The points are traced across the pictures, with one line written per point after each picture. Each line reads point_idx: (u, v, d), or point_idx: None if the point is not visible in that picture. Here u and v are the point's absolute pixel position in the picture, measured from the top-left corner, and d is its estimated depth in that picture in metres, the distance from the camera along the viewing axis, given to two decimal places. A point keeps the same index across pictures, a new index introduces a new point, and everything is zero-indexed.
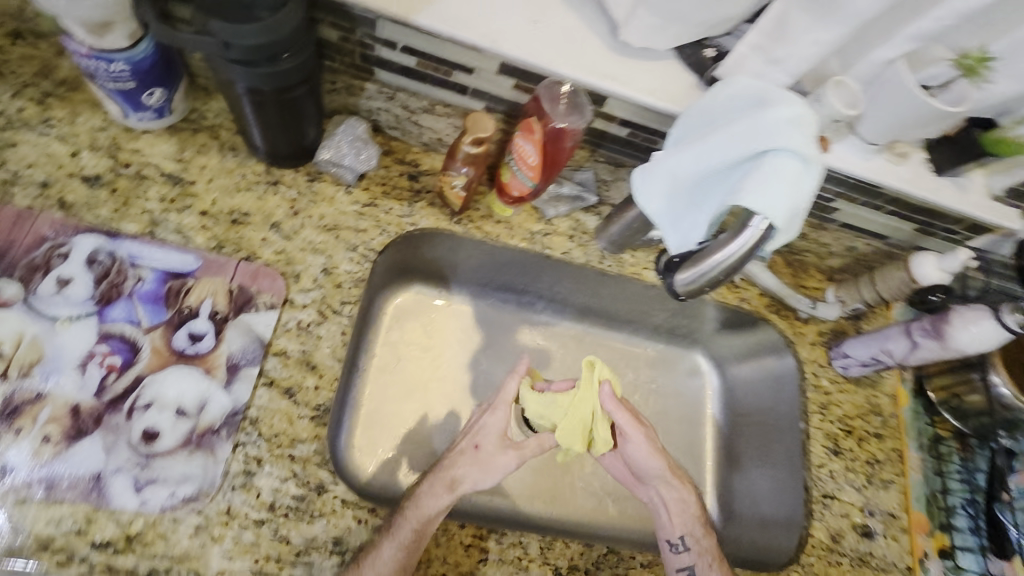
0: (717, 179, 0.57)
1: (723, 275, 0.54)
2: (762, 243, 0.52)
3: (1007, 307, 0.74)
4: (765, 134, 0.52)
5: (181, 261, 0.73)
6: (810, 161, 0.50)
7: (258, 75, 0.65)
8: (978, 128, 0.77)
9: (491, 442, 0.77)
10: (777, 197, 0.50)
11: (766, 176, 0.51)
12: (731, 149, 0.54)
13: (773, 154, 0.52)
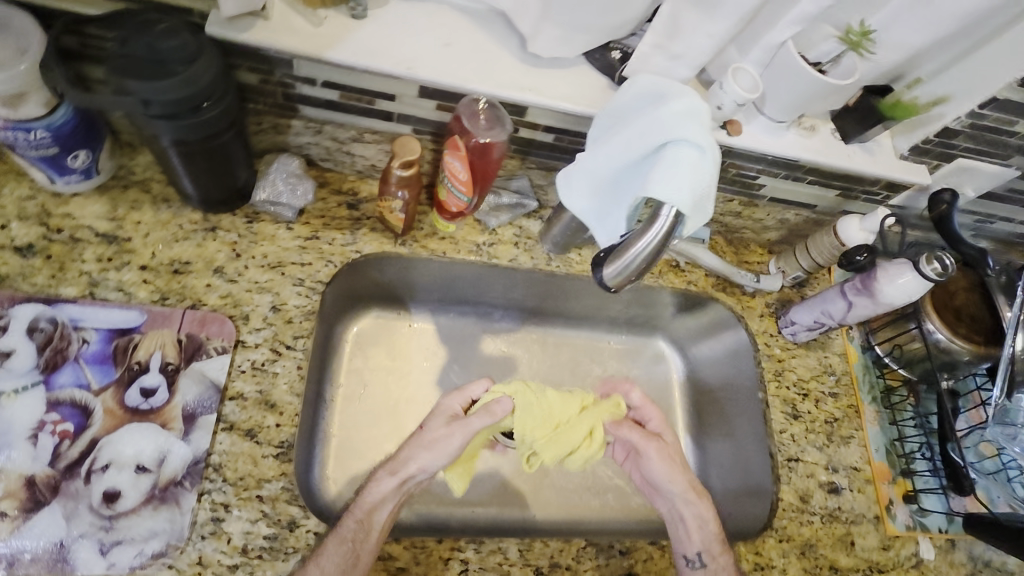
0: (629, 174, 0.60)
1: (646, 263, 0.56)
2: (676, 229, 0.55)
3: (925, 258, 0.80)
4: (662, 127, 0.55)
5: (125, 318, 0.73)
6: (706, 147, 0.53)
7: (184, 127, 0.64)
8: (874, 95, 0.81)
9: (437, 422, 0.78)
10: (680, 185, 0.53)
11: (668, 166, 0.54)
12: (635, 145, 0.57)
13: (672, 145, 0.55)
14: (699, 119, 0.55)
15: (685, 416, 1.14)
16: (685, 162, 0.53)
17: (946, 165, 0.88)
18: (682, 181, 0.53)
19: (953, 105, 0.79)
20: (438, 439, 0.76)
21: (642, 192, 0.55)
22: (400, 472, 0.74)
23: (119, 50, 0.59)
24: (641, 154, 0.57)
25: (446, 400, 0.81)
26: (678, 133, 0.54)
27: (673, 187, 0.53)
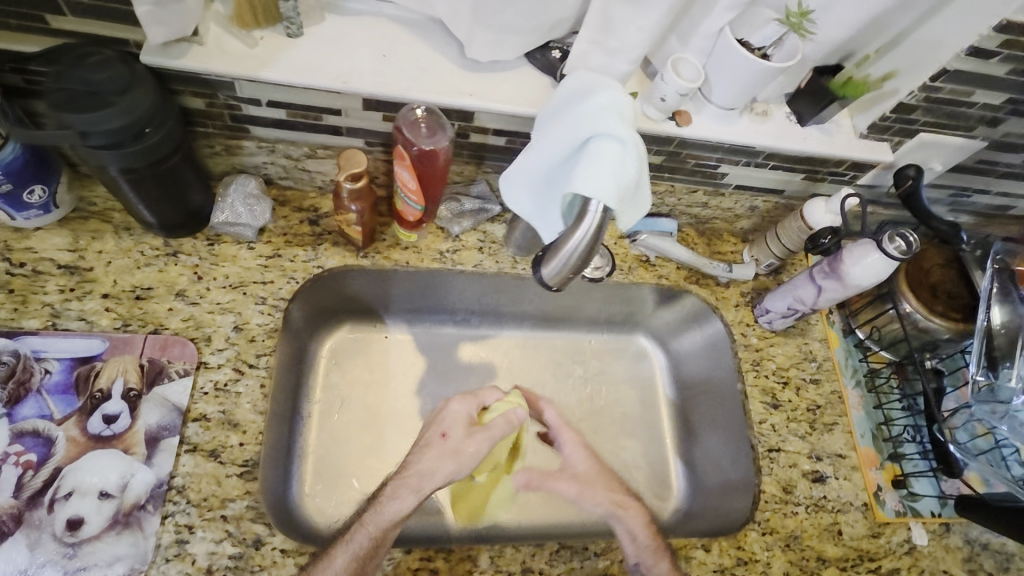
0: (559, 171, 0.59)
1: (581, 260, 0.56)
2: (606, 224, 0.55)
3: (887, 237, 0.78)
4: (585, 122, 0.55)
5: (87, 346, 0.74)
6: (628, 140, 0.53)
7: (130, 155, 0.64)
8: (825, 75, 0.80)
9: (457, 430, 0.78)
10: (604, 179, 0.52)
11: (591, 162, 0.53)
12: (561, 141, 0.57)
13: (596, 139, 0.54)
14: (621, 112, 0.55)
15: (671, 412, 1.13)
16: (607, 156, 0.53)
17: (909, 141, 0.86)
18: (606, 175, 0.52)
19: (906, 79, 0.78)
20: (463, 449, 0.76)
21: (568, 188, 0.54)
22: (420, 490, 0.72)
23: (54, 85, 0.60)
24: (567, 150, 0.56)
25: (457, 405, 0.81)
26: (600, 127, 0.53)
27: (597, 182, 0.52)
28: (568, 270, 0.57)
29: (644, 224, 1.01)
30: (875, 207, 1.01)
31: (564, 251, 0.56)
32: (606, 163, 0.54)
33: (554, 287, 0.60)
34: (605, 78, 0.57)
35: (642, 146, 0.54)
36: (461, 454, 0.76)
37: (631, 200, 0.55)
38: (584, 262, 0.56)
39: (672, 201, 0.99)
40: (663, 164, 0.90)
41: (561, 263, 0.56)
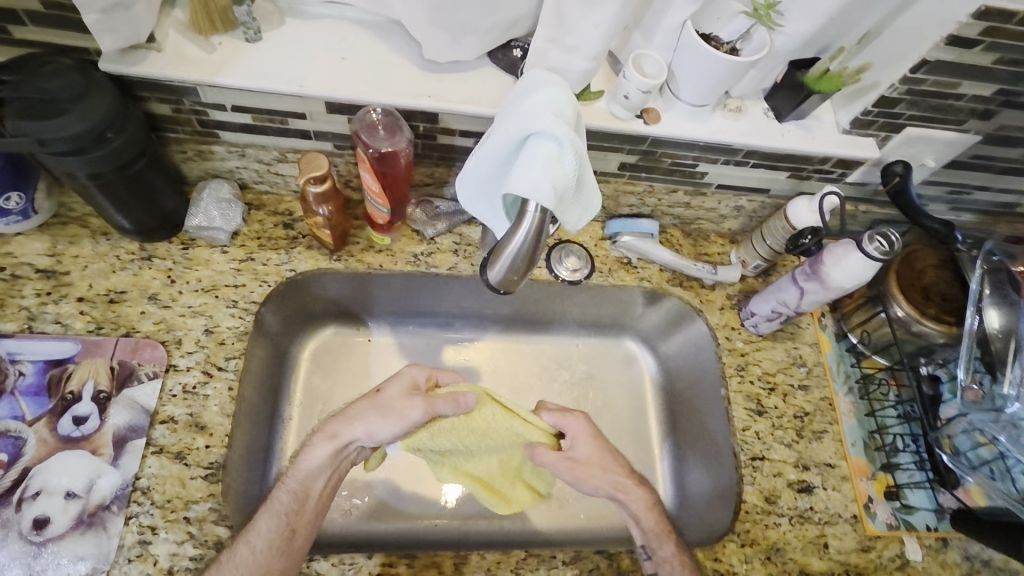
0: (500, 171, 0.58)
1: (524, 261, 0.56)
2: (544, 224, 0.54)
3: (867, 237, 0.75)
4: (522, 120, 0.54)
5: (60, 348, 0.75)
6: (564, 139, 0.52)
7: (95, 159, 0.65)
8: (799, 70, 0.77)
9: (396, 389, 0.77)
10: (540, 179, 0.52)
11: (528, 162, 0.52)
12: (498, 141, 0.55)
13: (533, 137, 0.53)
14: (560, 109, 0.54)
15: (659, 420, 1.10)
16: (544, 156, 0.52)
17: (896, 136, 0.83)
18: (542, 175, 0.51)
19: (886, 71, 0.74)
20: (394, 406, 0.74)
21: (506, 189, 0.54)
22: (337, 437, 0.74)
23: (12, 94, 0.61)
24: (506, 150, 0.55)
25: (412, 371, 0.80)
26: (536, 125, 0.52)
27: (533, 182, 0.52)
28: (517, 267, 0.56)
29: (624, 225, 0.98)
30: (867, 205, 0.96)
31: (510, 248, 0.55)
32: (544, 163, 0.53)
33: (502, 289, 0.59)
34: (548, 75, 0.56)
35: (581, 144, 0.53)
36: (399, 416, 0.73)
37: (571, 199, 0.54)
38: (531, 258, 0.56)
39: (651, 201, 0.97)
40: (638, 163, 0.88)
41: (510, 260, 0.56)
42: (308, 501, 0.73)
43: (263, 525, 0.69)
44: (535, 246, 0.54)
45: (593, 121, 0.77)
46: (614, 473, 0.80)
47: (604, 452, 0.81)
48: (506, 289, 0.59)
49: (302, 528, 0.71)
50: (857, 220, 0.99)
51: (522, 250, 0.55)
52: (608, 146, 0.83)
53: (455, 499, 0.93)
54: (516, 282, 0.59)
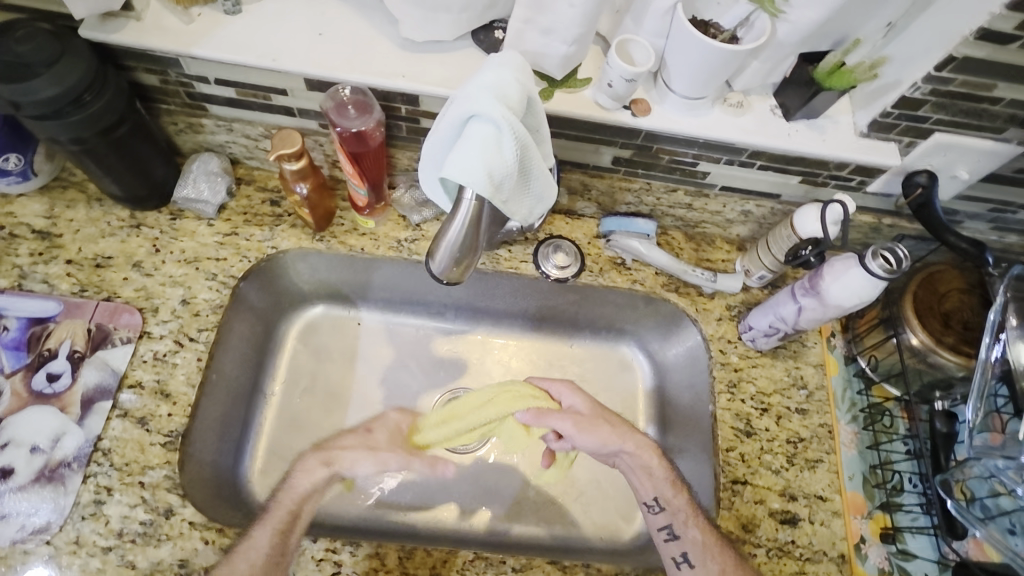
0: (446, 152, 0.61)
1: (462, 250, 0.61)
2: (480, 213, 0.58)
3: (870, 253, 0.69)
4: (463, 102, 0.57)
5: (43, 307, 0.79)
6: (500, 123, 0.54)
7: (73, 124, 0.66)
8: (809, 64, 0.72)
9: (382, 434, 0.80)
10: (473, 163, 0.54)
11: (464, 145, 0.55)
12: (442, 122, 0.59)
13: (473, 120, 0.56)
14: (503, 92, 0.56)
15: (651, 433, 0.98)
16: (482, 139, 0.55)
17: (922, 142, 0.74)
18: (474, 159, 0.54)
19: (907, 68, 0.68)
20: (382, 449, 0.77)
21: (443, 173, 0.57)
22: (331, 465, 0.74)
23: None
24: (450, 132, 0.59)
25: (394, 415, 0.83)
26: (474, 109, 0.55)
27: (464, 166, 0.55)
28: (454, 260, 0.61)
29: (619, 224, 0.91)
30: (894, 219, 0.87)
31: (446, 239, 0.60)
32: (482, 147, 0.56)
33: (450, 281, 0.64)
34: (501, 57, 0.58)
35: (519, 129, 0.55)
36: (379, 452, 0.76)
37: (507, 184, 0.57)
38: (468, 251, 0.60)
39: (650, 200, 0.90)
40: (634, 158, 0.82)
41: (446, 253, 0.61)
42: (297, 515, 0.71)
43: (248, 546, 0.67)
44: (472, 234, 0.59)
45: (578, 109, 0.73)
46: (618, 424, 0.78)
47: (603, 408, 0.80)
48: (451, 282, 0.64)
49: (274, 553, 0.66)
50: (882, 234, 0.90)
51: (455, 243, 0.60)
52: (599, 139, 0.78)
53: (424, 494, 0.91)
54: (460, 276, 0.63)
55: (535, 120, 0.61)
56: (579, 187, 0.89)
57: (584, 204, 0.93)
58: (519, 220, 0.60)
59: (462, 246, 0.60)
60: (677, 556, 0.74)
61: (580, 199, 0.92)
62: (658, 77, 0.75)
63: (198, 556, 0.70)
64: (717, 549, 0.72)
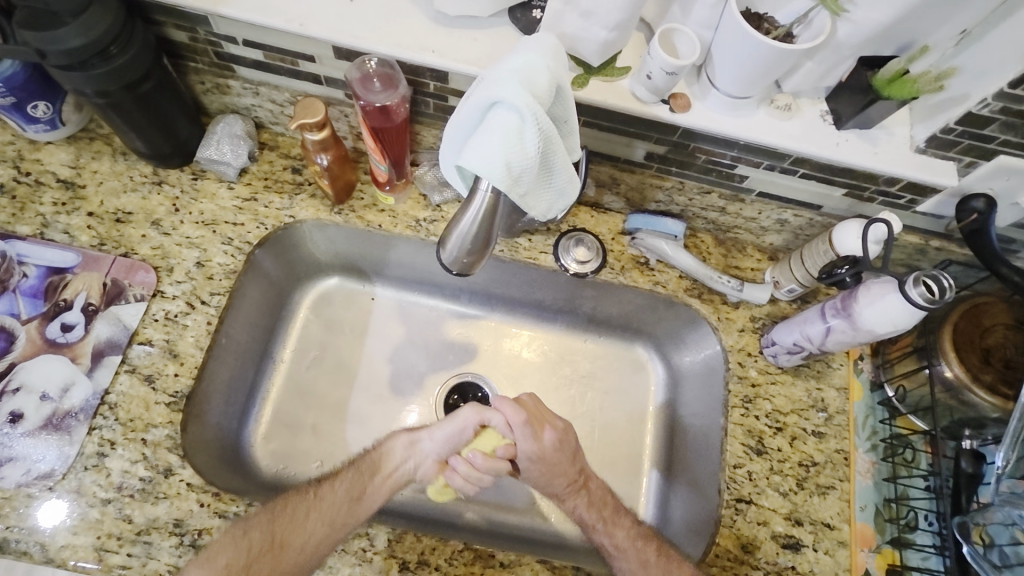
0: (466, 137, 0.59)
1: (474, 242, 0.59)
2: (496, 206, 0.56)
3: (912, 279, 0.64)
4: (488, 86, 0.54)
5: (63, 258, 0.79)
6: (524, 113, 0.51)
7: (97, 77, 0.65)
8: (869, 69, 0.66)
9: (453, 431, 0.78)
10: (491, 154, 0.52)
11: (484, 134, 0.53)
12: (465, 106, 0.56)
13: (496, 108, 0.53)
14: (529, 80, 0.53)
15: (657, 438, 0.96)
16: (504, 128, 0.52)
17: (983, 164, 0.69)
18: (493, 150, 0.52)
19: (978, 82, 0.62)
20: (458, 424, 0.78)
21: (459, 161, 0.55)
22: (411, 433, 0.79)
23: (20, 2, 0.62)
24: (471, 117, 0.56)
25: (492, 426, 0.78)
26: (498, 96, 0.52)
27: (482, 156, 0.52)
28: (465, 252, 0.59)
29: (646, 222, 0.87)
30: (943, 242, 0.81)
31: (458, 230, 0.58)
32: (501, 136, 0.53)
33: (456, 271, 0.63)
34: (531, 40, 0.55)
35: (544, 120, 0.52)
36: (454, 419, 0.79)
37: (526, 178, 0.54)
38: (479, 243, 0.59)
39: (682, 200, 0.86)
40: (668, 155, 0.78)
41: (457, 244, 0.59)
42: (377, 474, 0.75)
43: (333, 498, 0.71)
44: (486, 225, 0.57)
45: (614, 100, 0.70)
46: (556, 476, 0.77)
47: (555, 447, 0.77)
48: (461, 271, 0.63)
49: (336, 515, 0.70)
50: (928, 257, 0.84)
51: (468, 236, 0.58)
52: (632, 132, 0.75)
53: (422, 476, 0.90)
54: (470, 266, 0.62)
55: (562, 110, 0.58)
56: (608, 180, 0.85)
57: (611, 198, 0.89)
58: (536, 216, 0.57)
59: (475, 238, 0.58)
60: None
61: (608, 192, 0.88)
62: (702, 71, 0.70)
63: (192, 517, 0.70)
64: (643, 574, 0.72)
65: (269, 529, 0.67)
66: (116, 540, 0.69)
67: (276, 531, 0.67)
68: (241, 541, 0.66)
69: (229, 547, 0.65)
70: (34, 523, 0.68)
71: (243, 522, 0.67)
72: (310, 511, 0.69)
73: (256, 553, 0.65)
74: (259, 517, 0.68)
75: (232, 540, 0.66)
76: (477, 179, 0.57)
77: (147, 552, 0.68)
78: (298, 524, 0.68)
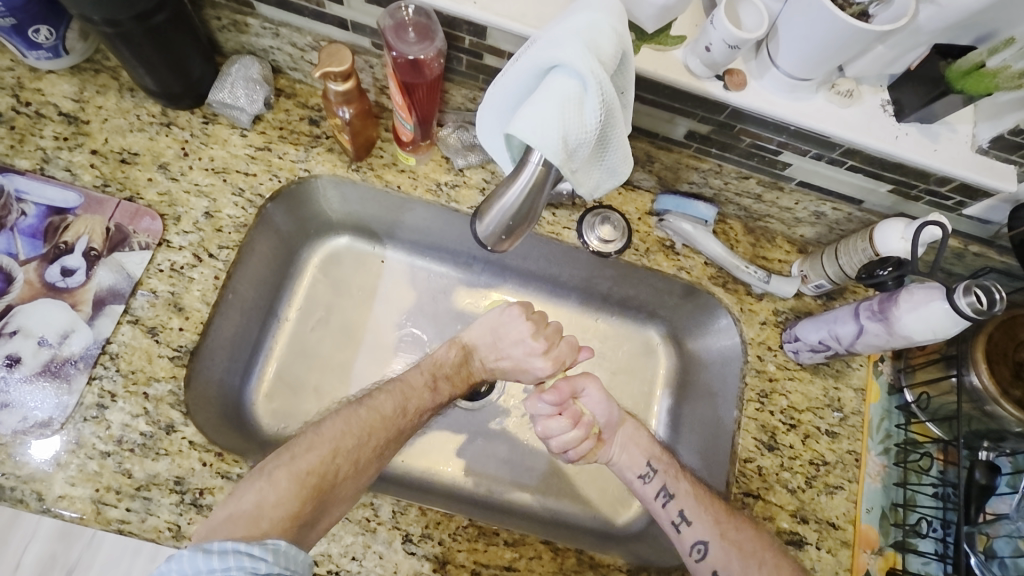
0: (514, 101, 0.55)
1: (515, 217, 0.55)
2: (544, 181, 0.53)
3: (961, 288, 0.61)
4: (547, 47, 0.49)
5: (63, 198, 0.75)
6: (587, 81, 0.47)
7: (105, 4, 0.60)
8: (943, 59, 0.61)
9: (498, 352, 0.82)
10: (547, 123, 0.48)
11: (541, 99, 0.49)
12: (519, 67, 0.52)
13: (555, 71, 0.49)
14: (595, 43, 0.49)
15: (663, 424, 0.94)
16: (564, 95, 0.48)
17: None
18: (551, 118, 0.48)
19: None
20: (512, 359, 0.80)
21: (509, 128, 0.51)
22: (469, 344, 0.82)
23: None
24: (524, 80, 0.52)
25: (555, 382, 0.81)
26: (560, 58, 0.48)
27: (538, 125, 0.48)
28: (504, 227, 0.56)
29: (677, 204, 0.83)
30: (983, 248, 0.78)
31: (500, 204, 0.55)
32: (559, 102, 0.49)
33: (490, 247, 0.59)
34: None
35: (608, 90, 0.48)
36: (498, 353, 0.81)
37: (581, 153, 0.50)
38: (521, 219, 0.55)
39: (717, 183, 0.82)
40: (711, 135, 0.74)
41: (497, 218, 0.55)
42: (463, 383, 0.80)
43: (410, 419, 0.72)
44: (531, 200, 0.53)
45: (664, 71, 0.65)
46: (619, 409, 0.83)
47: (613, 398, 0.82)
48: (495, 247, 0.59)
49: (404, 430, 0.72)
50: (963, 262, 0.81)
51: (510, 210, 0.55)
52: (676, 107, 0.70)
53: (427, 443, 0.89)
54: (505, 243, 0.58)
55: (621, 80, 0.53)
56: (642, 157, 0.81)
57: (642, 176, 0.85)
58: (584, 193, 0.54)
59: (518, 213, 0.54)
60: (674, 517, 0.75)
61: (640, 169, 0.84)
62: (762, 46, 0.66)
63: (194, 475, 0.69)
64: (708, 507, 0.73)
65: (355, 448, 0.66)
66: (115, 493, 0.67)
67: (361, 449, 0.67)
68: (329, 458, 0.64)
69: (317, 464, 0.63)
70: (32, 470, 0.66)
71: (333, 441, 0.65)
72: (388, 436, 0.69)
73: (343, 473, 0.64)
74: (348, 441, 0.66)
75: (321, 457, 0.63)
76: (526, 150, 0.53)
77: (147, 507, 0.67)
78: (372, 457, 0.67)
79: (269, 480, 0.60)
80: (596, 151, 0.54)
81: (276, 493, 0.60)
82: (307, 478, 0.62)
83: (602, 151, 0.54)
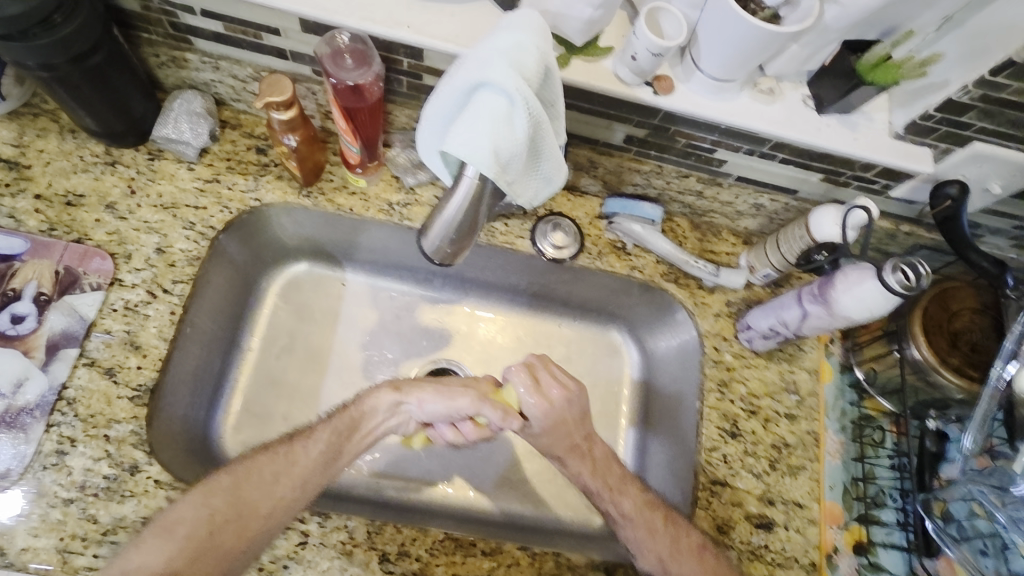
0: (448, 119, 0.56)
1: (456, 232, 0.57)
2: (481, 194, 0.55)
3: (889, 266, 0.65)
4: (474, 67, 0.51)
5: (8, 245, 0.74)
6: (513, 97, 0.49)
7: (40, 49, 0.60)
8: (853, 54, 0.66)
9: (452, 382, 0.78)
10: (479, 140, 0.50)
11: (471, 118, 0.51)
12: (448, 87, 0.53)
13: (483, 90, 0.51)
14: (518, 62, 0.51)
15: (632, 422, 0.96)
16: (493, 112, 0.50)
17: (958, 151, 0.70)
18: (482, 135, 0.50)
19: (958, 68, 0.63)
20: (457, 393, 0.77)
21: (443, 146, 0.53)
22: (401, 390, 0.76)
23: None
24: (455, 99, 0.54)
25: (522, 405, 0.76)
26: (487, 77, 0.50)
27: (470, 142, 0.50)
28: (448, 240, 0.57)
29: (624, 206, 0.86)
30: (913, 227, 0.82)
31: (442, 218, 0.56)
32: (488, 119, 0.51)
33: (438, 262, 0.61)
34: (519, 18, 0.52)
35: (534, 105, 0.50)
36: (449, 398, 0.76)
37: (514, 165, 0.53)
38: (464, 232, 0.57)
39: (660, 184, 0.84)
40: (648, 139, 0.76)
41: (441, 232, 0.57)
42: (356, 434, 0.74)
43: (303, 453, 0.70)
44: (470, 213, 0.55)
45: (596, 81, 0.68)
46: (563, 435, 0.76)
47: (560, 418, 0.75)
48: (442, 262, 0.60)
49: (300, 472, 0.69)
50: (897, 242, 0.85)
51: (451, 224, 0.56)
52: (612, 114, 0.73)
53: (402, 463, 0.89)
54: (452, 256, 0.60)
55: (549, 94, 0.56)
56: (586, 163, 0.83)
57: (589, 181, 0.87)
58: (522, 203, 0.56)
59: (460, 225, 0.56)
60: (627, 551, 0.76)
61: (586, 176, 0.86)
62: (685, 52, 0.69)
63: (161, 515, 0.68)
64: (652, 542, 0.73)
65: (233, 494, 0.66)
66: (81, 541, 0.66)
67: (241, 493, 0.66)
68: (202, 503, 0.64)
69: (188, 514, 0.63)
70: None
71: (206, 487, 0.65)
72: (277, 473, 0.68)
73: (219, 518, 0.64)
74: (224, 480, 0.66)
75: (193, 503, 0.64)
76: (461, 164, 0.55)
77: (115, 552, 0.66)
78: (265, 487, 0.67)
79: (139, 542, 0.62)
80: (530, 163, 0.56)
81: (140, 553, 0.61)
82: (177, 529, 0.62)
83: (536, 161, 0.56)
